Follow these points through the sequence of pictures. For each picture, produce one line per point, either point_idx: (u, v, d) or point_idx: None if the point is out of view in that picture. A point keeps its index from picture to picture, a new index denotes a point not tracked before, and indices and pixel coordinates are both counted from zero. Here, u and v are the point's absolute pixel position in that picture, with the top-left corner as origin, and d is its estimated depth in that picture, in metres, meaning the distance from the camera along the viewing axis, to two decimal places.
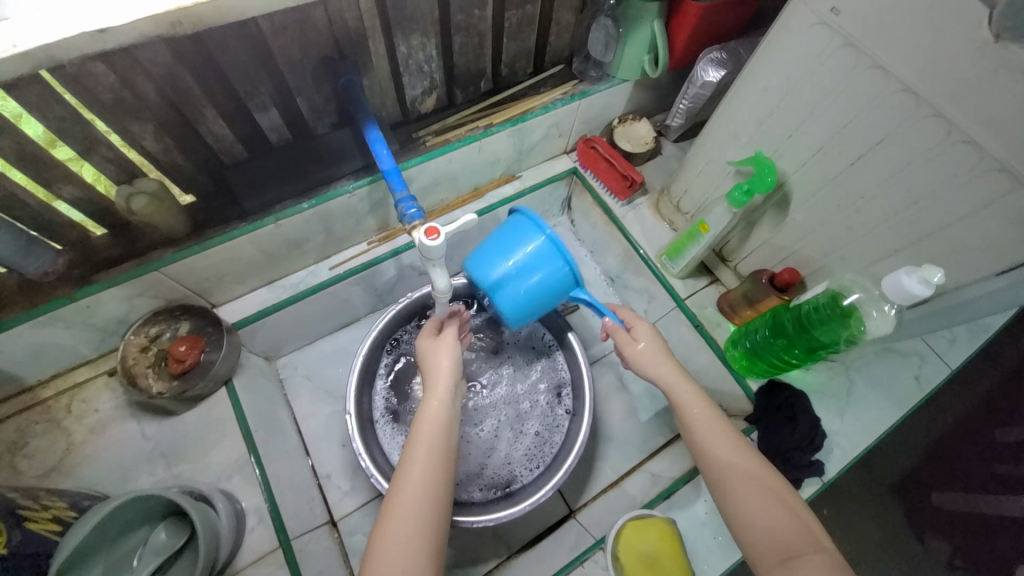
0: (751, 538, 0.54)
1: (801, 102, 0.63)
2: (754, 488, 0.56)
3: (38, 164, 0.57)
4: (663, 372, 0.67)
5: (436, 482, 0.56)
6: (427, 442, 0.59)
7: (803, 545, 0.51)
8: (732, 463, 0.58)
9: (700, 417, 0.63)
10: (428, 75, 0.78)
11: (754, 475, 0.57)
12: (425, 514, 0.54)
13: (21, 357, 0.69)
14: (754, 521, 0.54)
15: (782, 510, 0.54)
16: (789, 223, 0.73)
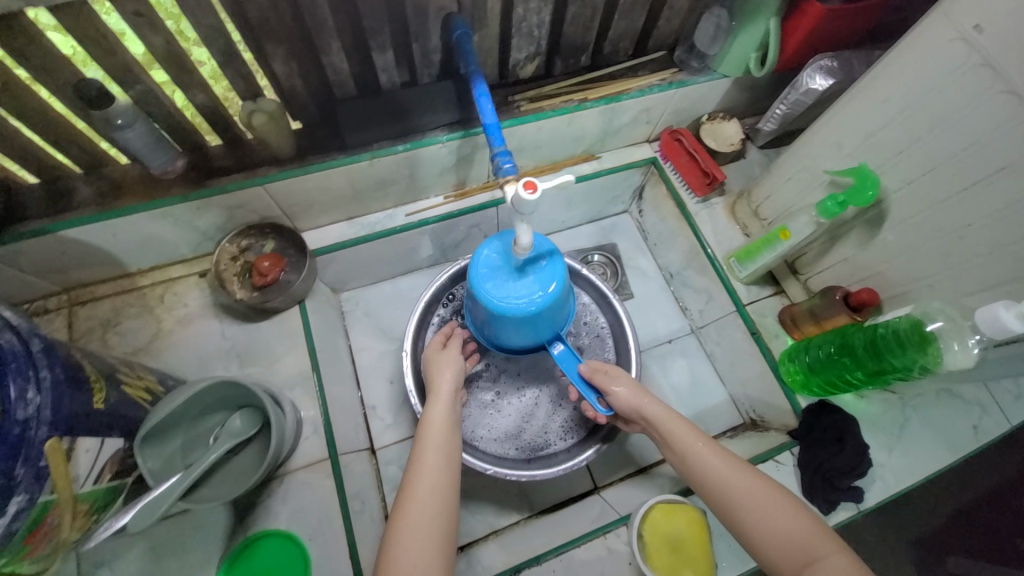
0: (769, 552, 0.55)
1: (921, 118, 0.61)
2: (761, 507, 0.57)
3: (181, 67, 0.62)
4: (648, 407, 0.68)
5: (442, 490, 0.59)
6: (433, 449, 0.62)
7: (816, 549, 0.53)
8: (735, 486, 0.59)
9: (687, 442, 0.63)
10: (535, 40, 0.80)
11: (759, 493, 0.58)
12: (435, 520, 0.57)
13: (132, 244, 0.76)
14: (766, 537, 0.55)
15: (792, 519, 0.56)
16: (878, 242, 0.72)
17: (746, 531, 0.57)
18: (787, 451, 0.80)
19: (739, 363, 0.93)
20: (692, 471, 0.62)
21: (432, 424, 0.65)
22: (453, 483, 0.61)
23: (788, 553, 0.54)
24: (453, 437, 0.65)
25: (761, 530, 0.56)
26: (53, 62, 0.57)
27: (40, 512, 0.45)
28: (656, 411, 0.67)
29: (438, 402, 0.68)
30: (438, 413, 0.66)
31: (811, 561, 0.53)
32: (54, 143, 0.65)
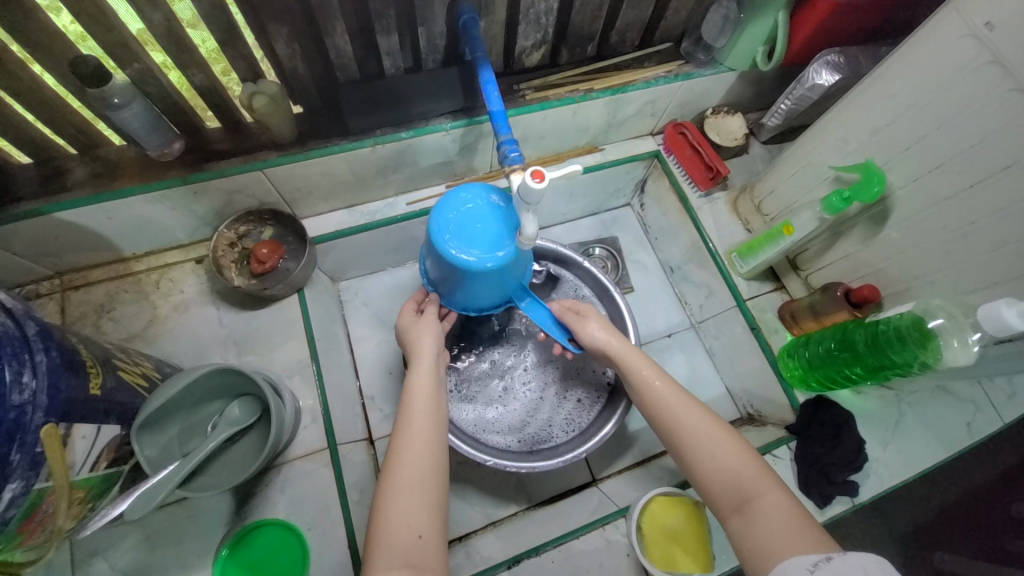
0: (711, 487, 0.56)
1: (927, 115, 0.61)
2: (710, 444, 0.58)
3: (181, 46, 0.60)
4: (620, 349, 0.69)
5: (432, 453, 0.58)
6: (421, 412, 0.61)
7: (757, 488, 0.53)
8: (687, 422, 0.60)
9: (650, 381, 0.65)
10: (542, 28, 0.78)
11: (713, 434, 0.58)
12: (427, 481, 0.56)
13: (127, 227, 0.74)
14: (709, 471, 0.56)
15: (735, 457, 0.56)
16: (881, 238, 0.72)
17: (693, 465, 0.58)
18: (785, 446, 0.80)
19: (737, 358, 0.94)
20: (651, 407, 0.64)
21: (417, 387, 0.63)
22: (440, 446, 0.60)
23: (728, 489, 0.55)
24: (439, 399, 0.64)
25: (706, 464, 0.57)
26: (47, 36, 0.55)
27: (34, 500, 0.44)
28: (619, 350, 0.69)
29: (419, 364, 0.66)
30: (421, 375, 0.65)
31: (749, 498, 0.53)
32: (47, 121, 0.63)
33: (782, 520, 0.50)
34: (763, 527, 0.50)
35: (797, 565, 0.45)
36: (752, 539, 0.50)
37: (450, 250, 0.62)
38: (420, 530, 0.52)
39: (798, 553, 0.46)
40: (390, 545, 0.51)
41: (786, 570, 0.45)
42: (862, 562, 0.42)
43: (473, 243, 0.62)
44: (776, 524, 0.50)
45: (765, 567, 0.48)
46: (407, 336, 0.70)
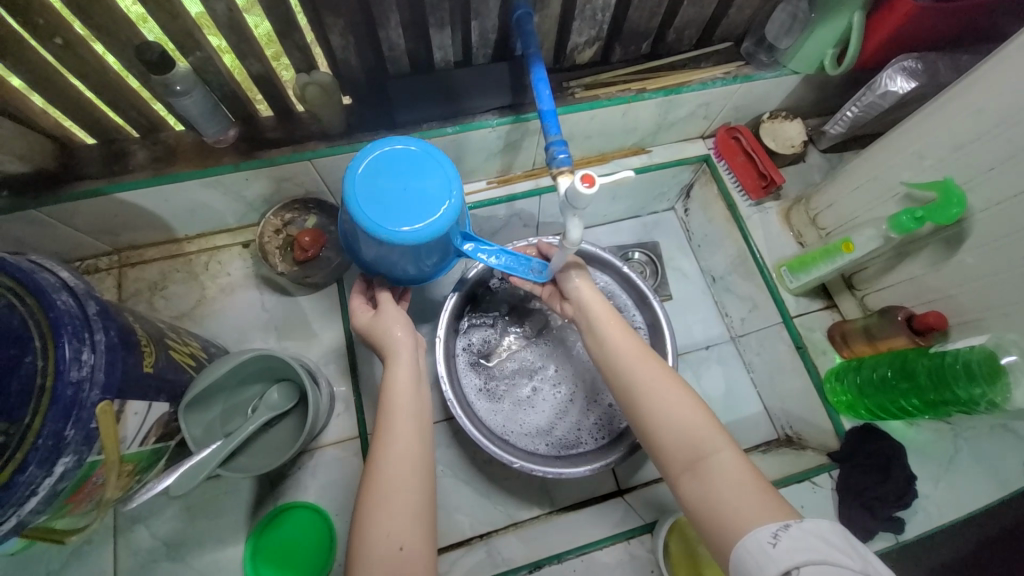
0: (663, 445, 0.57)
1: (1021, 132, 0.56)
2: (666, 402, 0.59)
3: (241, 36, 0.61)
4: (590, 304, 0.70)
5: (413, 463, 0.56)
6: (403, 419, 0.58)
7: (707, 448, 0.54)
8: (648, 382, 0.61)
9: (617, 337, 0.66)
10: (598, 24, 0.76)
11: (671, 393, 0.59)
12: (409, 495, 0.54)
13: (182, 210, 0.77)
14: (665, 431, 0.57)
15: (691, 419, 0.57)
16: (952, 263, 0.67)
17: (648, 423, 0.59)
18: (826, 474, 0.76)
19: (779, 377, 0.89)
20: (612, 361, 0.65)
21: (396, 392, 0.60)
22: (423, 455, 0.57)
23: (682, 449, 0.55)
24: (419, 402, 0.61)
25: (662, 423, 0.58)
26: (116, 23, 0.57)
27: (86, 472, 0.46)
28: (590, 305, 0.69)
29: (396, 362, 0.62)
30: (398, 377, 0.61)
31: (700, 457, 0.54)
32: (113, 105, 0.66)
33: (734, 480, 0.51)
34: (716, 486, 0.51)
35: (758, 537, 0.45)
36: (704, 497, 0.52)
37: (382, 226, 0.55)
38: (402, 542, 0.52)
39: (755, 517, 0.47)
40: (373, 561, 0.50)
41: (746, 539, 0.46)
42: (819, 529, 0.43)
43: (410, 212, 0.55)
44: (728, 485, 0.51)
45: (719, 529, 0.49)
46: (364, 328, 0.66)
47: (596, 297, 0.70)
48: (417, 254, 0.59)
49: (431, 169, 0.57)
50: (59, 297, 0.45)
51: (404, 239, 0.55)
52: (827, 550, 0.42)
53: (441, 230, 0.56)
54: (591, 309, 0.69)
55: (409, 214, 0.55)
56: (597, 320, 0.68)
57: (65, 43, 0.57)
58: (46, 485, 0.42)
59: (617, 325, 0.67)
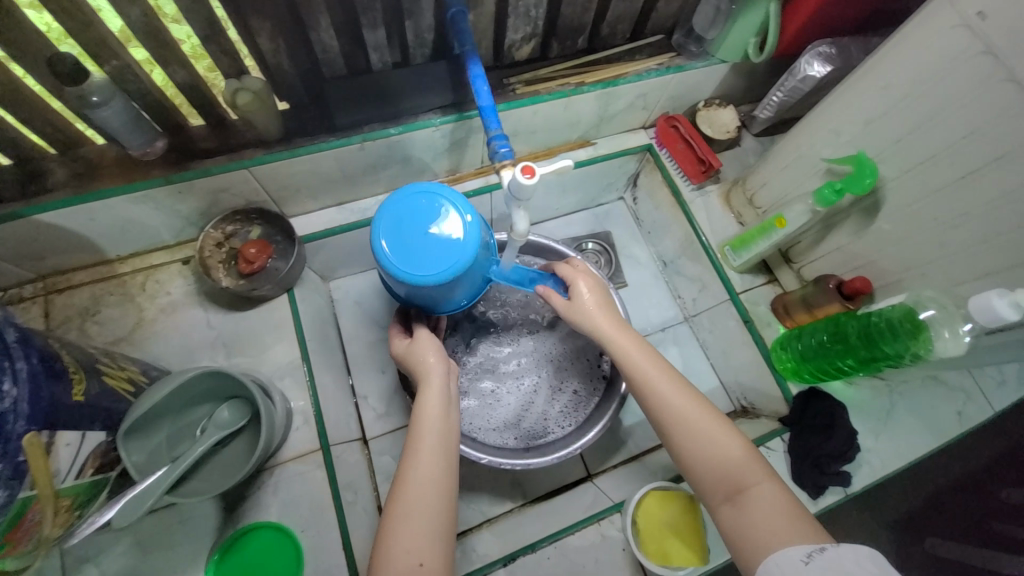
0: (696, 469, 0.57)
1: (920, 106, 0.61)
2: (697, 425, 0.58)
3: (160, 42, 0.59)
4: (599, 320, 0.68)
5: (438, 479, 0.56)
6: (429, 436, 0.58)
7: (744, 474, 0.54)
8: (678, 406, 0.59)
9: (637, 354, 0.64)
10: (532, 20, 0.77)
11: (700, 412, 0.59)
12: (432, 510, 0.53)
13: (111, 229, 0.73)
14: (702, 458, 0.57)
15: (727, 446, 0.56)
16: (872, 231, 0.72)
17: (679, 447, 0.58)
18: (778, 438, 0.81)
19: (730, 351, 0.94)
20: (632, 379, 0.63)
21: (426, 411, 0.60)
22: (450, 472, 0.57)
23: (721, 476, 0.55)
24: (449, 424, 0.61)
25: (699, 451, 0.57)
26: (20, 33, 0.53)
27: (20, 508, 0.44)
28: (602, 325, 0.67)
29: (427, 385, 0.63)
30: (428, 398, 0.62)
31: (739, 489, 0.54)
32: (23, 121, 0.61)
33: (775, 510, 0.51)
34: (757, 512, 0.51)
35: (791, 556, 0.46)
36: (745, 529, 0.51)
37: (404, 270, 0.57)
38: (423, 558, 0.51)
39: (792, 538, 0.48)
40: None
41: (777, 558, 0.47)
42: (856, 554, 0.43)
43: (420, 253, 0.57)
44: (771, 515, 0.51)
45: (755, 548, 0.49)
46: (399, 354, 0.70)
47: (613, 320, 0.68)
48: (428, 293, 0.60)
49: (445, 208, 0.58)
50: None
51: (427, 280, 0.57)
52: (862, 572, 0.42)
53: (462, 266, 0.58)
54: (608, 334, 0.67)
55: (418, 255, 0.57)
56: (604, 331, 0.67)
57: None
58: None
59: (632, 339, 0.65)
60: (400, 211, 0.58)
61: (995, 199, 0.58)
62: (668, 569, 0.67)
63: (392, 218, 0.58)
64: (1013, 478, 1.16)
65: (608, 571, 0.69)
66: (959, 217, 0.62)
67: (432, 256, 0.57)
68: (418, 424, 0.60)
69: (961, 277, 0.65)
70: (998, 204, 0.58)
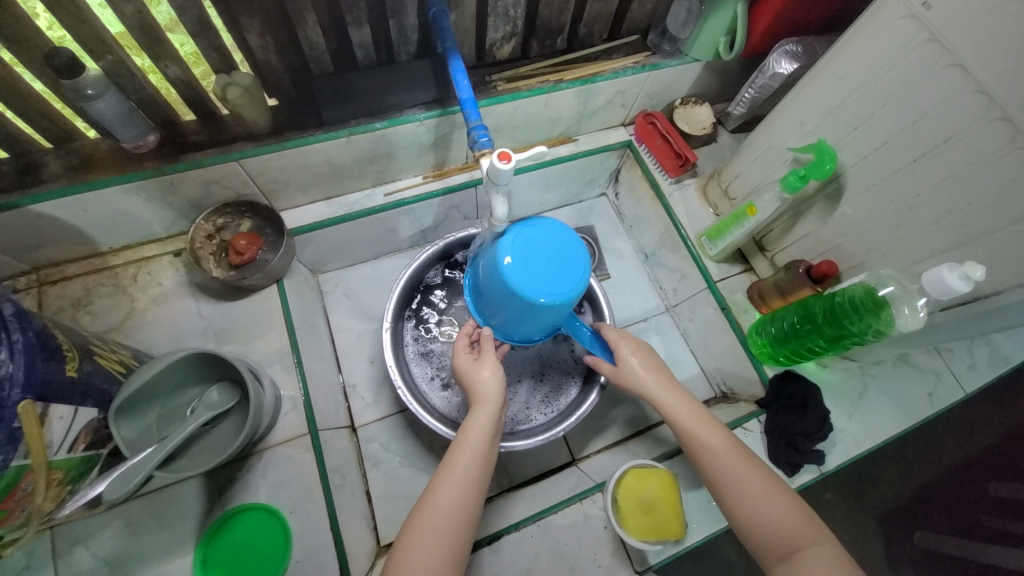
0: (753, 531, 0.59)
1: (874, 94, 0.65)
2: (755, 486, 0.60)
3: (153, 38, 0.62)
4: (653, 382, 0.70)
5: (463, 500, 0.58)
6: (465, 460, 0.60)
7: (800, 540, 0.56)
8: (733, 466, 0.62)
9: (692, 415, 0.66)
10: (511, 20, 0.81)
11: (757, 475, 0.61)
12: (455, 534, 0.56)
13: (104, 220, 0.75)
14: (759, 520, 0.58)
15: (783, 509, 0.58)
16: (837, 216, 0.76)
17: (737, 506, 0.60)
18: (755, 419, 0.83)
19: (709, 338, 0.97)
20: (689, 437, 0.65)
21: (471, 436, 0.62)
22: (477, 501, 0.59)
23: (776, 539, 0.57)
24: (489, 454, 0.62)
25: (755, 513, 0.59)
26: (16, 26, 0.56)
27: (14, 477, 0.45)
28: (651, 388, 0.70)
29: (480, 410, 0.65)
30: (478, 421, 0.64)
31: (794, 552, 0.55)
32: (22, 114, 0.64)
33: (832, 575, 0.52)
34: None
35: None
36: None
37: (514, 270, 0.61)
38: None
39: None
40: None
41: None
42: None
43: (534, 271, 0.61)
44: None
45: None
46: (462, 372, 0.70)
47: (667, 382, 0.70)
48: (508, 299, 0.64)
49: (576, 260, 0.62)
50: None
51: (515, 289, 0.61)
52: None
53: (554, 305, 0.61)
54: (661, 398, 0.69)
55: (530, 271, 0.61)
56: (654, 392, 0.70)
57: None
58: None
59: (684, 400, 0.68)
60: (540, 229, 0.63)
61: (943, 180, 0.61)
62: (647, 543, 0.69)
63: (534, 232, 0.62)
64: (996, 467, 1.19)
65: (590, 548, 0.71)
66: (914, 199, 0.65)
67: (539, 280, 0.61)
68: (458, 452, 0.61)
69: (919, 256, 0.68)
70: (946, 184, 0.61)
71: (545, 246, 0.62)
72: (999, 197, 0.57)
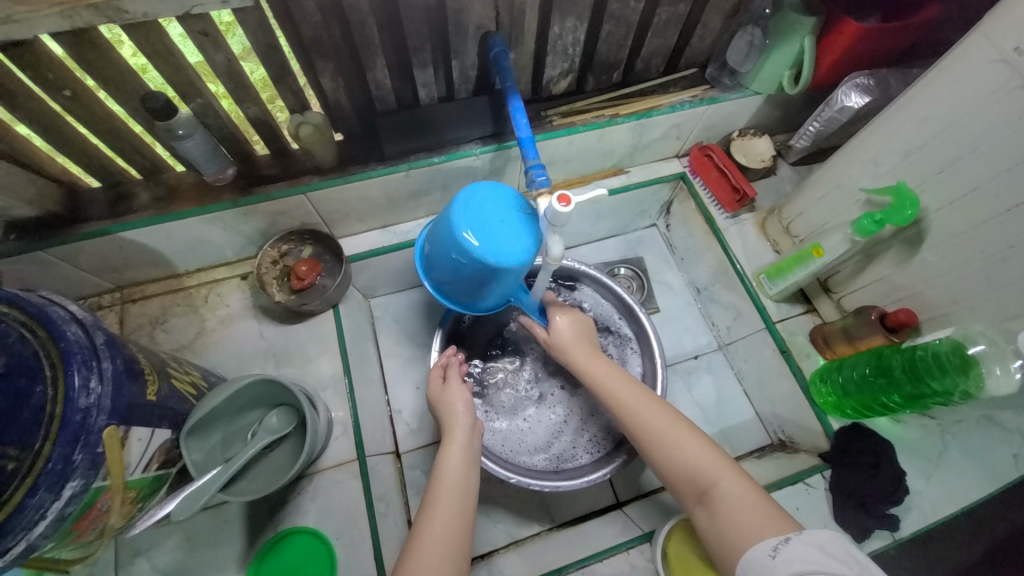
0: (675, 481, 0.59)
1: (964, 136, 0.60)
2: (669, 437, 0.61)
3: (238, 83, 0.66)
4: (573, 347, 0.74)
5: (456, 508, 0.60)
6: (445, 496, 0.61)
7: (715, 480, 0.56)
8: (649, 423, 0.63)
9: (612, 379, 0.69)
10: (569, 57, 0.82)
11: (671, 424, 0.62)
12: (446, 565, 0.56)
13: (183, 246, 0.80)
14: (675, 466, 0.59)
15: (695, 451, 0.59)
16: (916, 262, 0.70)
17: (658, 459, 0.61)
18: (818, 474, 0.78)
19: (767, 382, 0.91)
20: (611, 399, 0.67)
21: (447, 459, 0.65)
22: (464, 533, 0.59)
23: (689, 482, 0.58)
24: (467, 480, 0.64)
25: (670, 461, 0.60)
26: (123, 75, 0.61)
27: (91, 497, 0.47)
28: (577, 355, 0.73)
29: (451, 441, 0.67)
30: (451, 451, 0.66)
31: (711, 494, 0.56)
32: (118, 149, 0.70)
33: (743, 506, 0.53)
34: (726, 517, 0.53)
35: (761, 551, 0.48)
36: (718, 529, 0.53)
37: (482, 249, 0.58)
38: None
39: (757, 538, 0.49)
40: None
41: (750, 557, 0.49)
42: (817, 540, 0.45)
43: (492, 234, 0.59)
44: (736, 513, 0.53)
45: (734, 554, 0.51)
46: (433, 398, 0.74)
47: (589, 350, 0.74)
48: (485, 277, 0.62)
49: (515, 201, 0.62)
50: (68, 329, 0.47)
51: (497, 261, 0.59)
52: (825, 561, 0.43)
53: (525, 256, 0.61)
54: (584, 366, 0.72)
55: (491, 237, 0.59)
56: (576, 358, 0.73)
57: (73, 94, 0.61)
58: (54, 509, 0.43)
59: (602, 364, 0.71)
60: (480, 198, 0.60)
61: None
62: None
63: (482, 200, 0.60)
64: None
65: None
66: (1009, 250, 0.60)
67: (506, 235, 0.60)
68: (436, 487, 0.62)
69: (1017, 311, 0.62)
70: None
71: (499, 209, 0.61)
72: None
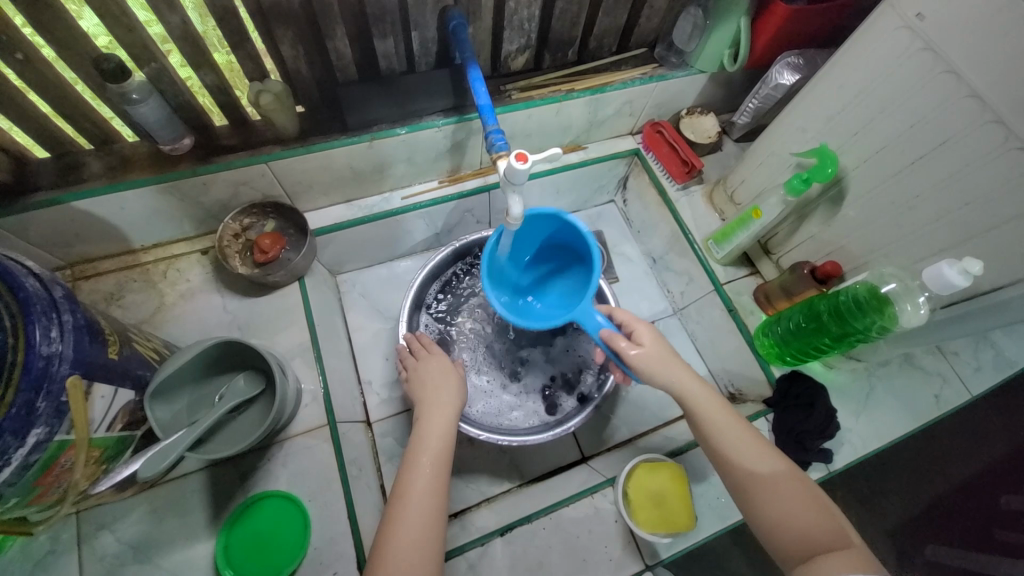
0: (781, 536, 0.56)
1: (874, 100, 0.68)
2: (782, 490, 0.57)
3: (195, 48, 0.66)
4: (673, 371, 0.65)
5: (437, 474, 0.63)
6: (421, 477, 0.62)
7: (832, 543, 0.54)
8: (760, 471, 0.59)
9: (721, 415, 0.63)
10: (526, 33, 0.85)
11: (775, 471, 0.59)
12: (425, 541, 0.57)
13: (138, 218, 0.79)
14: (787, 524, 0.56)
15: (816, 516, 0.56)
16: (840, 218, 0.78)
17: (766, 509, 0.57)
18: (762, 418, 0.85)
19: (717, 340, 0.99)
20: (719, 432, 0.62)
21: (428, 436, 0.66)
22: (441, 509, 0.60)
23: (799, 541, 0.55)
24: (446, 458, 0.65)
25: (781, 517, 0.56)
26: (72, 37, 0.60)
27: (54, 452, 0.47)
28: (682, 379, 0.65)
29: (440, 428, 0.68)
30: (432, 425, 0.68)
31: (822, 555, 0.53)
32: (67, 117, 0.68)
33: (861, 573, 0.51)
34: None
35: None
36: None
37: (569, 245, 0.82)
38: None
39: None
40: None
41: None
42: None
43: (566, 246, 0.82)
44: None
45: None
46: (430, 369, 0.76)
47: (693, 376, 0.66)
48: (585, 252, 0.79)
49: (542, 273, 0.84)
50: (26, 281, 0.47)
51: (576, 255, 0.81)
52: None
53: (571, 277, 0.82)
54: (689, 394, 0.65)
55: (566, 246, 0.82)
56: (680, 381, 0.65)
57: (25, 58, 0.59)
58: (18, 456, 0.43)
59: (706, 393, 0.65)
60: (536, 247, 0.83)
61: (941, 182, 0.64)
62: (656, 535, 0.70)
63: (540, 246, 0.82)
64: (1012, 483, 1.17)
65: (602, 541, 0.72)
66: (914, 200, 0.68)
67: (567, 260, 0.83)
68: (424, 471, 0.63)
69: (922, 255, 0.70)
70: (945, 186, 0.64)
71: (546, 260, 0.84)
72: (992, 199, 0.60)
